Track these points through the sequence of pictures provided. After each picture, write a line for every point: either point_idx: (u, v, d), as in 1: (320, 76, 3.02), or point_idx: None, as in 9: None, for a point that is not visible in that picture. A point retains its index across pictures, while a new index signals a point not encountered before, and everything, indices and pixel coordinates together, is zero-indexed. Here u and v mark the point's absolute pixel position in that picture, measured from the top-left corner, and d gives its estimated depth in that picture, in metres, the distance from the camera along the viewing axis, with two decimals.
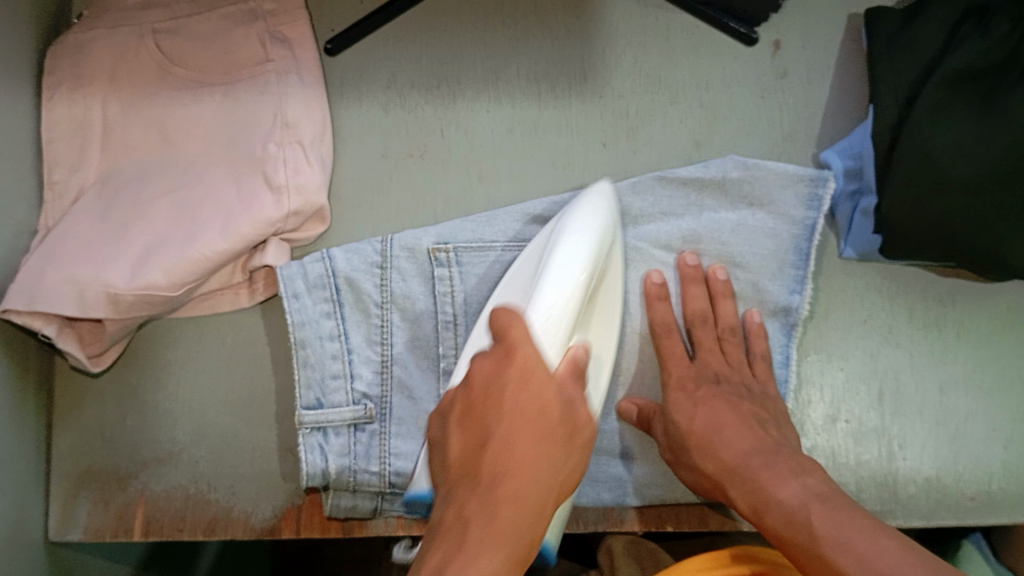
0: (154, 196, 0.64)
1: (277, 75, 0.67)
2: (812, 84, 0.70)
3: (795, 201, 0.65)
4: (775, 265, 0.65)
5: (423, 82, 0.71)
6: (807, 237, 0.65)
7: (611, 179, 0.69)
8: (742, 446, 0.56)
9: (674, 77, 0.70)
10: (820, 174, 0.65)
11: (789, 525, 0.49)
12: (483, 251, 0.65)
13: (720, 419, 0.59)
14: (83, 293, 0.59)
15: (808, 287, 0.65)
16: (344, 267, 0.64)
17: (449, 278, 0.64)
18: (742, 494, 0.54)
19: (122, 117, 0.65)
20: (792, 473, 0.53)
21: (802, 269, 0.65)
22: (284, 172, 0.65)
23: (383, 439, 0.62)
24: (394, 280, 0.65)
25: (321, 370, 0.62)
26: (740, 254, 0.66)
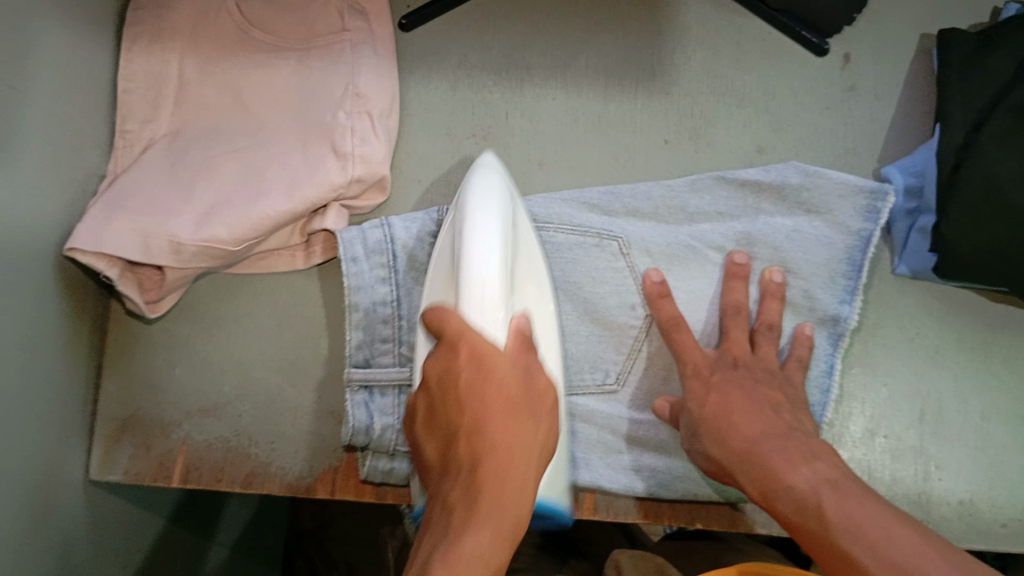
0: (223, 153, 0.66)
1: (352, 46, 0.69)
2: (882, 99, 0.69)
3: (853, 212, 0.65)
4: (828, 274, 0.65)
5: (492, 65, 0.72)
6: (862, 248, 0.65)
7: (670, 175, 0.69)
8: (756, 427, 0.55)
9: (743, 80, 0.70)
10: (881, 187, 0.65)
11: (798, 513, 0.49)
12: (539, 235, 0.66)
13: (735, 404, 0.57)
14: (148, 240, 0.62)
15: (859, 299, 0.64)
16: (402, 236, 0.66)
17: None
18: (754, 480, 0.53)
19: (199, 76, 0.68)
20: (802, 460, 0.51)
21: (853, 279, 0.65)
22: (351, 141, 0.66)
23: None
24: None
25: (372, 332, 0.64)
26: (793, 260, 0.65)
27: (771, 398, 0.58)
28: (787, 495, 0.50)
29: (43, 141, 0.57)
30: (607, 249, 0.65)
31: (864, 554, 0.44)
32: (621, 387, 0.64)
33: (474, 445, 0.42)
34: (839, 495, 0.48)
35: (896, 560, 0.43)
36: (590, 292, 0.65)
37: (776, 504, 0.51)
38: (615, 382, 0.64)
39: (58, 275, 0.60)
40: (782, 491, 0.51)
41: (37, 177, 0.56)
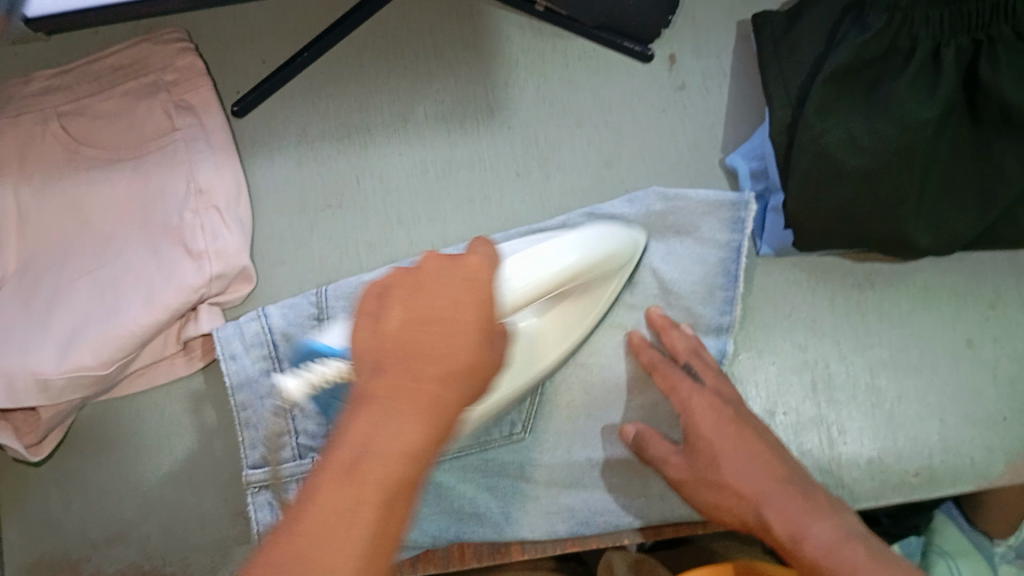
0: (76, 275, 0.65)
1: (186, 143, 0.68)
2: (712, 91, 0.71)
3: (718, 226, 0.65)
4: (705, 289, 0.65)
5: (334, 133, 0.72)
6: (734, 259, 0.65)
7: (528, 208, 0.70)
8: (763, 478, 0.54)
9: (578, 101, 0.71)
10: (741, 197, 0.65)
11: (828, 556, 0.48)
12: None
13: (740, 464, 0.55)
14: (13, 382, 0.60)
15: (738, 307, 0.64)
16: (280, 321, 0.64)
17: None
18: (782, 528, 0.51)
19: (36, 205, 0.67)
20: (825, 510, 0.51)
21: (731, 290, 0.64)
22: (203, 239, 0.65)
23: None
24: None
25: (265, 431, 0.63)
26: (671, 281, 0.65)
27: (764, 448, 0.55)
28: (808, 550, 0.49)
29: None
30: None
31: None
32: (528, 435, 0.64)
33: (432, 346, 0.38)
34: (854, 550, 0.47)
35: None
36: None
37: (796, 558, 0.50)
38: (522, 430, 0.64)
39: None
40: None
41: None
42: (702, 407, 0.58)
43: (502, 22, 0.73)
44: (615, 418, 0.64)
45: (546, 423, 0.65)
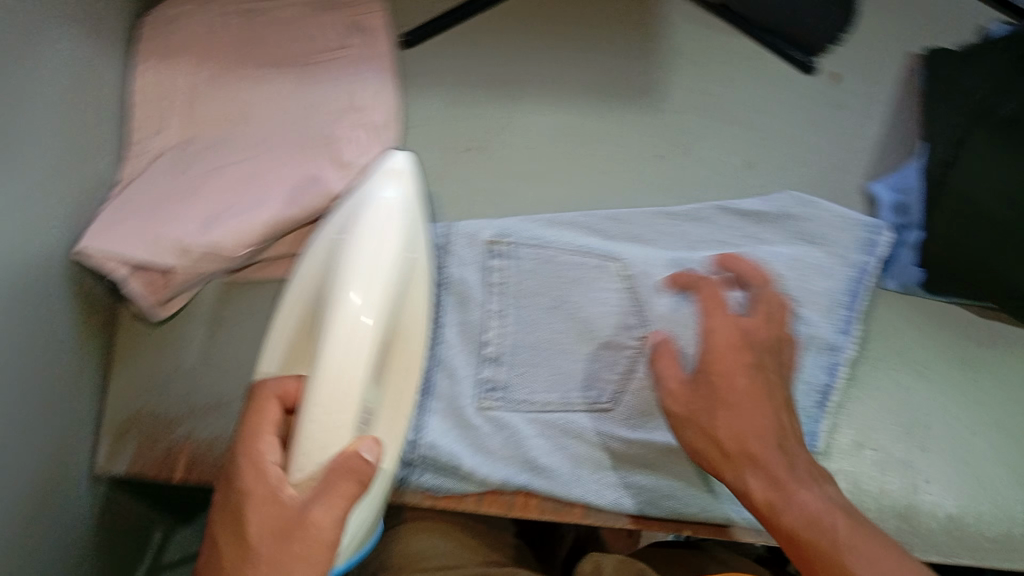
0: (229, 161, 0.68)
1: (354, 61, 0.72)
2: (867, 116, 0.71)
3: (851, 244, 0.65)
4: (827, 303, 0.64)
5: (489, 82, 0.73)
6: (859, 279, 0.64)
7: (662, 189, 0.70)
8: (761, 429, 0.53)
9: (732, 98, 0.72)
10: (877, 222, 0.65)
11: (813, 528, 0.47)
12: (542, 249, 0.68)
13: (754, 399, 0.54)
14: (157, 240, 0.65)
15: (856, 328, 0.64)
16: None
17: (502, 270, 0.67)
18: (761, 486, 0.51)
19: (205, 90, 0.71)
20: (813, 478, 0.50)
21: (851, 309, 0.64)
22: (353, 152, 0.68)
23: (421, 412, 0.65)
24: (453, 265, 0.68)
25: None
26: (790, 287, 0.64)
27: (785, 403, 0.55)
28: (790, 506, 0.49)
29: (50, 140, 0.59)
30: (608, 274, 0.66)
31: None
32: (615, 406, 0.65)
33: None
34: (851, 522, 0.47)
35: None
36: (586, 316, 0.66)
37: (780, 518, 0.49)
38: (608, 402, 0.65)
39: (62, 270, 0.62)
40: (848, 547, 0.46)
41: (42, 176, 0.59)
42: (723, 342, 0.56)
43: (670, 9, 0.75)
44: None
45: (633, 399, 0.65)
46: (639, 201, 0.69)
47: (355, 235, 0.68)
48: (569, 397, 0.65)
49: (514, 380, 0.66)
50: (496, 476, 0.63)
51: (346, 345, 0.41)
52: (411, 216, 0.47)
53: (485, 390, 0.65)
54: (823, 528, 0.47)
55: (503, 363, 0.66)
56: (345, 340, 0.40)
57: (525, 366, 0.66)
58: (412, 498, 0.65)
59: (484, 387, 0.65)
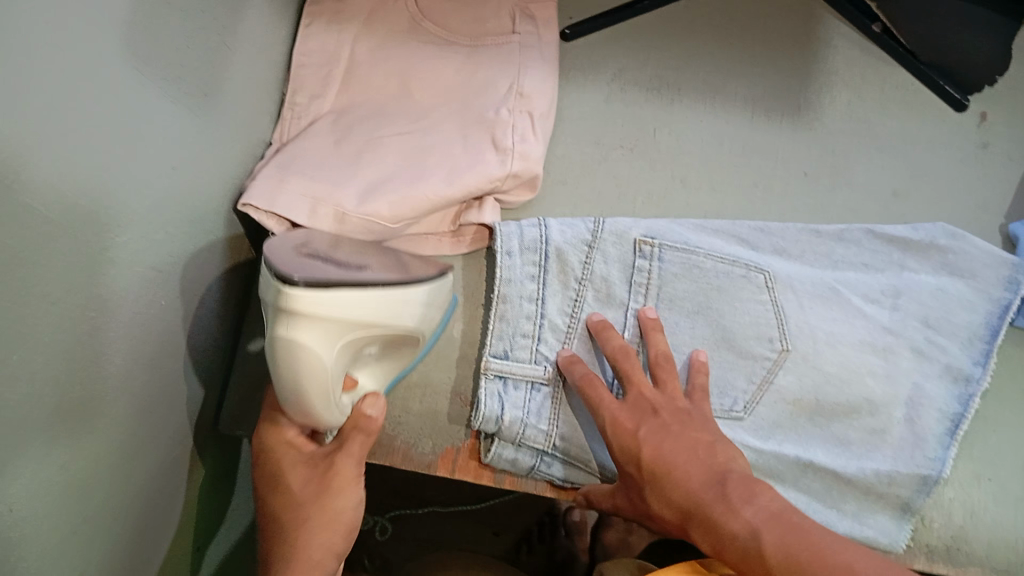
0: (389, 135, 0.69)
1: (521, 47, 0.72)
2: (1014, 161, 0.73)
3: (992, 280, 0.67)
4: (966, 335, 0.67)
5: (646, 83, 0.75)
6: (999, 315, 0.67)
7: (809, 207, 0.71)
8: (706, 476, 0.55)
9: (883, 126, 0.73)
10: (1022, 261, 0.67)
11: (755, 538, 0.50)
12: (688, 254, 0.67)
13: (672, 451, 0.57)
14: (317, 205, 0.65)
15: (993, 362, 0.66)
16: (564, 232, 0.68)
17: (648, 271, 0.67)
18: (705, 536, 0.53)
19: (370, 61, 0.72)
20: (740, 500, 0.53)
21: (989, 343, 0.66)
22: (512, 138, 0.69)
23: (555, 402, 0.66)
24: (598, 261, 0.68)
25: (515, 327, 0.67)
26: (933, 318, 0.66)
27: (703, 442, 0.57)
28: (735, 537, 0.51)
29: (230, 89, 0.62)
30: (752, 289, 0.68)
31: None
32: (748, 416, 0.64)
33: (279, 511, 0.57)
34: (784, 531, 0.50)
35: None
36: (731, 324, 0.65)
37: (728, 551, 0.52)
38: (743, 410, 0.64)
39: (221, 216, 0.64)
40: (793, 547, 0.49)
41: (219, 123, 0.61)
42: (627, 414, 0.60)
43: (833, 34, 0.77)
44: (838, 428, 0.65)
45: (767, 411, 0.64)
46: (785, 218, 0.71)
47: (507, 222, 0.69)
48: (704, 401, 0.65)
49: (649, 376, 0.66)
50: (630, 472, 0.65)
51: (309, 393, 0.51)
52: (345, 290, 0.49)
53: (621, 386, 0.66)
54: (758, 545, 0.50)
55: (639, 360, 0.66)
56: (295, 388, 0.51)
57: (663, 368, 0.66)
58: (534, 487, 0.68)
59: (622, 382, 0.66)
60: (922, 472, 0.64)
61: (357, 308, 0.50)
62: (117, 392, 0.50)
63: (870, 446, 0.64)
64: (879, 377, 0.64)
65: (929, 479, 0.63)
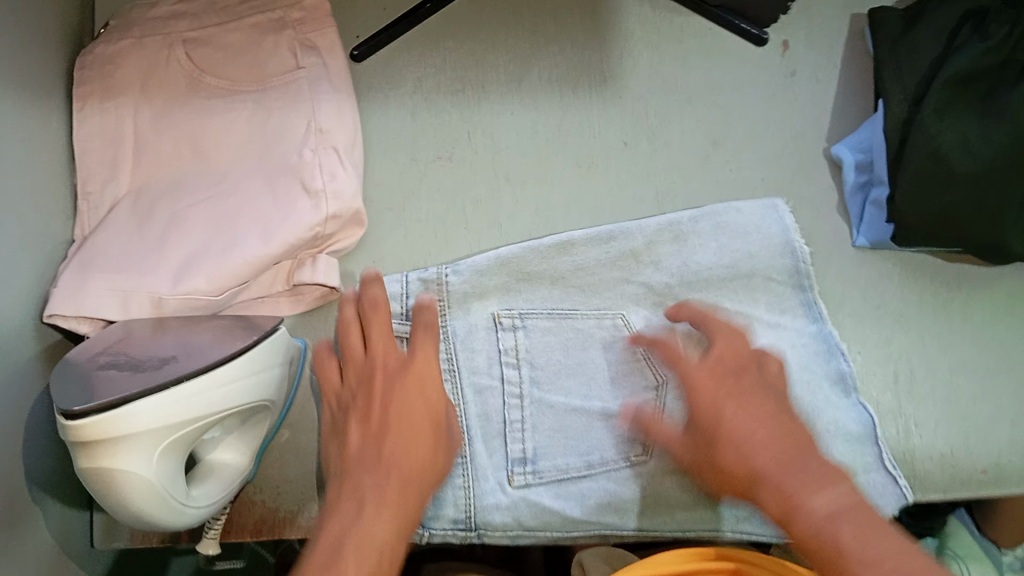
0: (192, 205, 0.65)
1: (309, 83, 0.70)
2: (820, 83, 0.74)
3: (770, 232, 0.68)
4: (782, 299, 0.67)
5: (448, 86, 0.73)
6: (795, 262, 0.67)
7: (635, 176, 0.71)
8: (772, 436, 0.52)
9: (691, 78, 0.74)
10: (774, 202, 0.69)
11: (829, 528, 0.45)
12: (536, 302, 0.66)
13: (746, 420, 0.53)
14: (129, 299, 0.60)
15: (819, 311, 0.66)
16: (416, 276, 0.66)
17: (515, 344, 0.64)
18: (775, 502, 0.48)
19: (156, 128, 0.67)
20: (825, 479, 0.48)
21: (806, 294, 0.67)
22: (321, 178, 0.66)
23: (464, 481, 0.61)
24: (463, 344, 0.64)
25: None
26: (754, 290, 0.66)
27: (771, 408, 0.54)
28: (812, 513, 0.46)
29: (5, 195, 0.57)
30: (619, 328, 0.65)
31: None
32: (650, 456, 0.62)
33: (395, 408, 0.57)
34: (860, 532, 0.44)
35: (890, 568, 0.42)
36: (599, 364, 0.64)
37: (793, 528, 0.47)
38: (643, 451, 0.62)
39: (32, 335, 0.60)
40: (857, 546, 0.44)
41: (1, 235, 0.57)
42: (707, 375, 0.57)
43: None
44: None
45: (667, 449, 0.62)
46: (615, 192, 0.70)
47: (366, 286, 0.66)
48: (595, 460, 0.62)
49: (544, 449, 0.62)
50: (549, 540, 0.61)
51: (137, 501, 0.51)
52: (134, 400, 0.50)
53: (516, 463, 0.61)
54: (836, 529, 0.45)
55: (528, 402, 0.63)
56: (122, 501, 0.51)
57: (547, 422, 0.63)
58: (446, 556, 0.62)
59: (514, 461, 0.61)
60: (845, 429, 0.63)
61: (160, 414, 0.51)
62: None
63: None
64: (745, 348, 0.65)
65: (859, 432, 0.63)
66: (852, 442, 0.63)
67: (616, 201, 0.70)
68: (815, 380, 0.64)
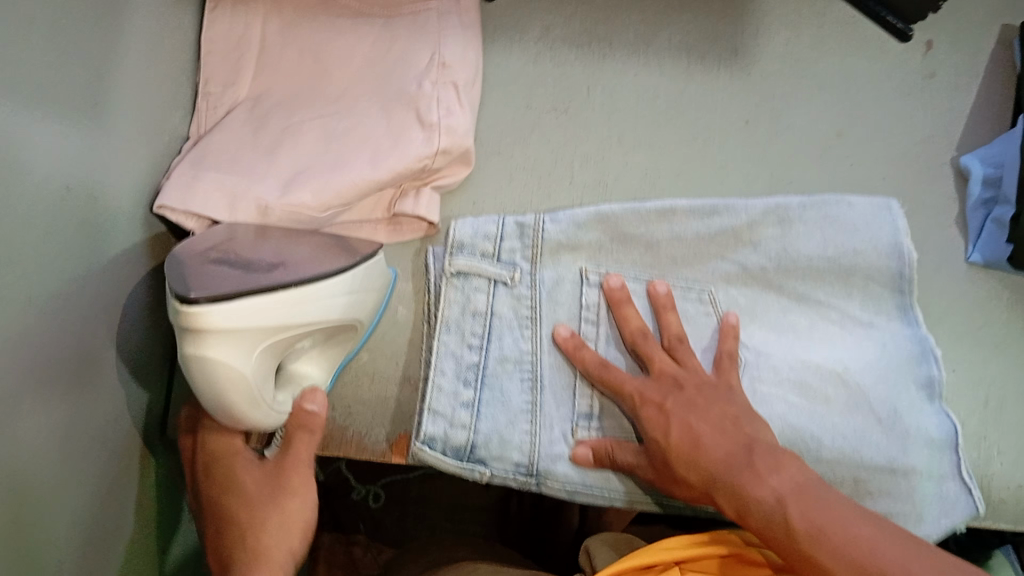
0: (307, 120, 0.66)
1: (437, 15, 0.69)
2: (958, 89, 0.71)
3: (883, 227, 0.65)
4: (881, 303, 0.65)
5: (575, 38, 0.72)
6: (900, 263, 0.64)
7: (751, 156, 0.69)
8: (732, 446, 0.53)
9: (823, 65, 0.71)
10: (888, 201, 0.66)
11: (785, 511, 0.49)
12: (622, 266, 0.65)
13: (700, 425, 0.55)
14: (235, 201, 0.62)
15: (920, 319, 0.64)
16: (513, 219, 0.66)
17: (598, 303, 0.64)
18: (727, 501, 0.52)
19: (282, 39, 0.68)
20: (767, 469, 0.51)
21: (907, 299, 0.64)
22: (436, 112, 0.66)
23: (533, 429, 0.60)
24: (544, 295, 0.64)
25: (460, 359, 0.62)
26: (856, 285, 0.65)
27: (729, 415, 0.56)
28: (761, 506, 0.50)
29: (131, 86, 0.58)
30: (705, 303, 0.65)
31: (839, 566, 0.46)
32: None
33: (255, 522, 0.56)
34: (813, 506, 0.49)
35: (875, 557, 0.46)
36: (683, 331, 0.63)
37: (757, 524, 0.50)
38: None
39: (139, 223, 0.61)
40: (839, 543, 0.47)
41: (121, 122, 0.58)
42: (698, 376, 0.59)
43: None
44: (837, 424, 0.61)
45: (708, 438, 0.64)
46: (727, 169, 0.69)
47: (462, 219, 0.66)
48: None
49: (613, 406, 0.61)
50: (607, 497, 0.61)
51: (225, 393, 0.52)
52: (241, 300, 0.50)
53: (583, 418, 0.61)
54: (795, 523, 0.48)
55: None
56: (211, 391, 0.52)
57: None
58: None
59: (579, 415, 0.61)
60: (932, 440, 0.61)
61: (263, 316, 0.51)
62: (39, 440, 0.48)
63: (863, 425, 0.61)
64: (838, 343, 0.64)
65: (944, 443, 0.61)
66: (933, 448, 0.61)
67: (726, 179, 0.69)
68: (902, 383, 0.62)
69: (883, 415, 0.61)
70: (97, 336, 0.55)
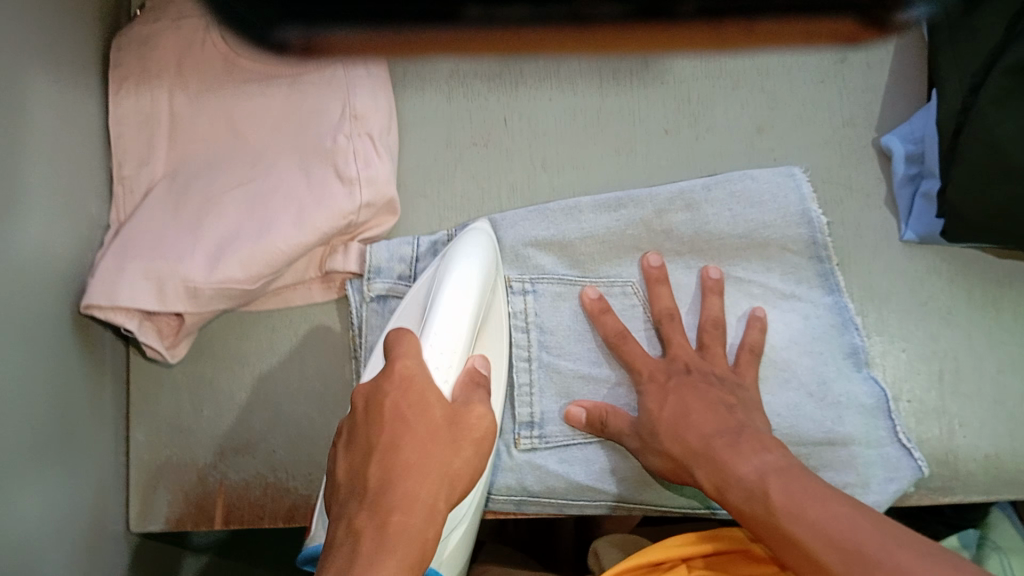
0: (226, 191, 0.65)
1: (344, 65, 0.68)
2: (872, 70, 0.71)
3: (790, 197, 0.66)
4: (801, 272, 0.66)
5: (485, 70, 0.71)
6: (810, 229, 0.66)
7: (674, 167, 0.70)
8: (720, 424, 0.56)
9: (738, 61, 0.71)
10: (790, 169, 0.67)
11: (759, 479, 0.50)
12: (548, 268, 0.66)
13: (695, 410, 0.57)
14: (163, 286, 0.61)
15: (839, 279, 0.65)
16: (427, 239, 0.67)
17: (526, 309, 0.65)
18: (708, 475, 0.53)
19: (191, 112, 0.67)
20: (752, 450, 0.53)
21: (827, 264, 0.65)
22: (355, 165, 0.65)
23: None
24: None
25: None
26: (775, 256, 0.66)
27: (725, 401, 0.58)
28: (740, 480, 0.51)
29: (46, 181, 0.56)
30: (630, 296, 0.66)
31: (804, 531, 0.46)
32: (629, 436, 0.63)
33: (399, 441, 0.46)
34: (791, 480, 0.49)
35: (834, 533, 0.45)
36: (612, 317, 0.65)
37: (729, 496, 0.52)
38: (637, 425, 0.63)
39: (69, 320, 0.59)
40: (807, 517, 0.47)
41: (40, 222, 0.56)
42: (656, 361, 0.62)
43: None
44: (769, 399, 0.63)
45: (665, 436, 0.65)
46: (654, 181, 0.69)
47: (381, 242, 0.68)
48: None
49: (549, 413, 0.64)
50: (552, 505, 0.63)
51: None
52: None
53: (523, 426, 0.63)
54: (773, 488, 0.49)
55: (536, 365, 0.64)
56: None
57: (555, 385, 0.64)
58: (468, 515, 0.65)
59: (521, 423, 0.63)
60: (866, 407, 0.62)
61: None
62: None
63: (794, 399, 0.63)
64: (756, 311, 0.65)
65: (877, 407, 0.62)
66: (865, 415, 0.62)
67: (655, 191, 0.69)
68: (826, 352, 0.64)
69: (814, 387, 0.63)
70: (41, 452, 0.54)
